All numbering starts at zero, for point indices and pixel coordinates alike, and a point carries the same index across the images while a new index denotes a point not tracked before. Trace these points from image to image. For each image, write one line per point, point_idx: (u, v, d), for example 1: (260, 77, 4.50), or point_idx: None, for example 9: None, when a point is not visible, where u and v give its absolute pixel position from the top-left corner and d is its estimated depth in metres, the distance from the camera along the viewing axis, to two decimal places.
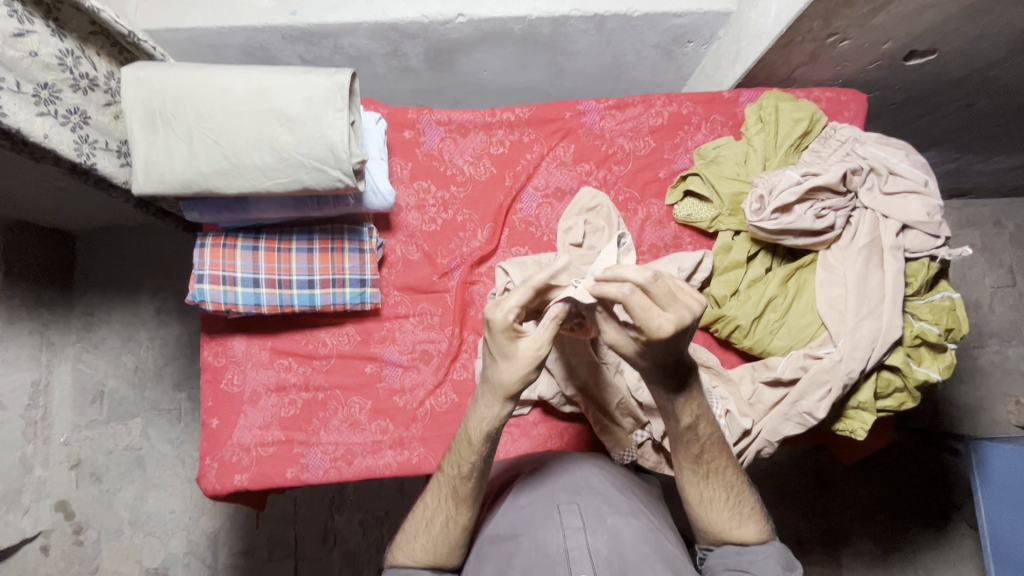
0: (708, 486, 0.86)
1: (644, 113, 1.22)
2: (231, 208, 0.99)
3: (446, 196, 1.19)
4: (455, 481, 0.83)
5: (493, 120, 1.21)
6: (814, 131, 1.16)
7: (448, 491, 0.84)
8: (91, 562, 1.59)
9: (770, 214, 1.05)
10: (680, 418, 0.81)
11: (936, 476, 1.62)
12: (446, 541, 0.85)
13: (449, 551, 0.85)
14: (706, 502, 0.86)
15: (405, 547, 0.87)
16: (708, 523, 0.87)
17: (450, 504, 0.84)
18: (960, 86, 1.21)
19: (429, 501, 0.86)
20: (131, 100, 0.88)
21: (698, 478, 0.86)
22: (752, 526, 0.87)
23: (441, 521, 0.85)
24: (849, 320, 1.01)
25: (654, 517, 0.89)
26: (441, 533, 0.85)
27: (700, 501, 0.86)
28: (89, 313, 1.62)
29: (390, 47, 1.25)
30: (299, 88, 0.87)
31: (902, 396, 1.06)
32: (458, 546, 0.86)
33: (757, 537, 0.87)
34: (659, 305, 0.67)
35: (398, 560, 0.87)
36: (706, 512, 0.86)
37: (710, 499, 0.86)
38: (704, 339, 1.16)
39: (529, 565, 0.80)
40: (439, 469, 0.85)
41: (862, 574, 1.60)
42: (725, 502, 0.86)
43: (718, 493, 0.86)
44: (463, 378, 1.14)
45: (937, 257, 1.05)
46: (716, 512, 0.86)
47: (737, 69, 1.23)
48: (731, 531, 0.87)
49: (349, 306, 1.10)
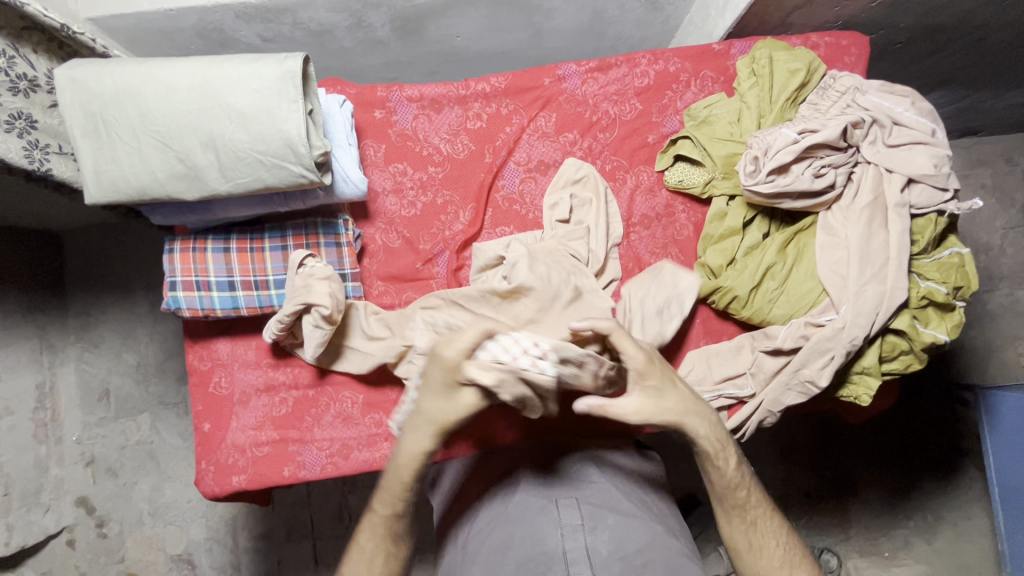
0: (758, 533, 0.88)
1: (629, 73, 1.14)
2: (195, 210, 0.96)
3: (423, 177, 1.13)
4: (385, 517, 0.86)
5: (467, 92, 1.13)
6: (812, 81, 1.08)
7: (382, 529, 0.86)
8: (117, 552, 1.60)
9: (765, 176, 0.98)
10: (724, 468, 0.87)
11: (944, 422, 1.61)
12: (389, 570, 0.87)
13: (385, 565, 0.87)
14: (756, 547, 0.88)
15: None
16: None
17: (387, 539, 0.87)
18: (971, 19, 1.11)
19: (363, 541, 0.87)
20: (69, 104, 0.83)
21: (748, 525, 0.89)
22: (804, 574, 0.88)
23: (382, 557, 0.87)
24: (852, 285, 0.96)
25: (658, 518, 0.90)
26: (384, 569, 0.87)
27: (748, 548, 0.88)
28: (85, 314, 1.58)
29: (353, 19, 1.16)
30: (249, 79, 0.82)
31: (908, 358, 1.01)
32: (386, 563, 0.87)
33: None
34: (656, 386, 0.82)
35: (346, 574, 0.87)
36: (758, 560, 0.88)
37: (761, 546, 0.88)
38: (694, 329, 1.11)
39: (522, 555, 0.81)
40: (371, 509, 0.87)
41: (871, 522, 1.60)
42: (776, 548, 0.88)
43: (768, 538, 0.88)
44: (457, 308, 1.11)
45: (945, 211, 0.99)
46: (768, 560, 0.87)
47: (727, 18, 1.14)
48: None
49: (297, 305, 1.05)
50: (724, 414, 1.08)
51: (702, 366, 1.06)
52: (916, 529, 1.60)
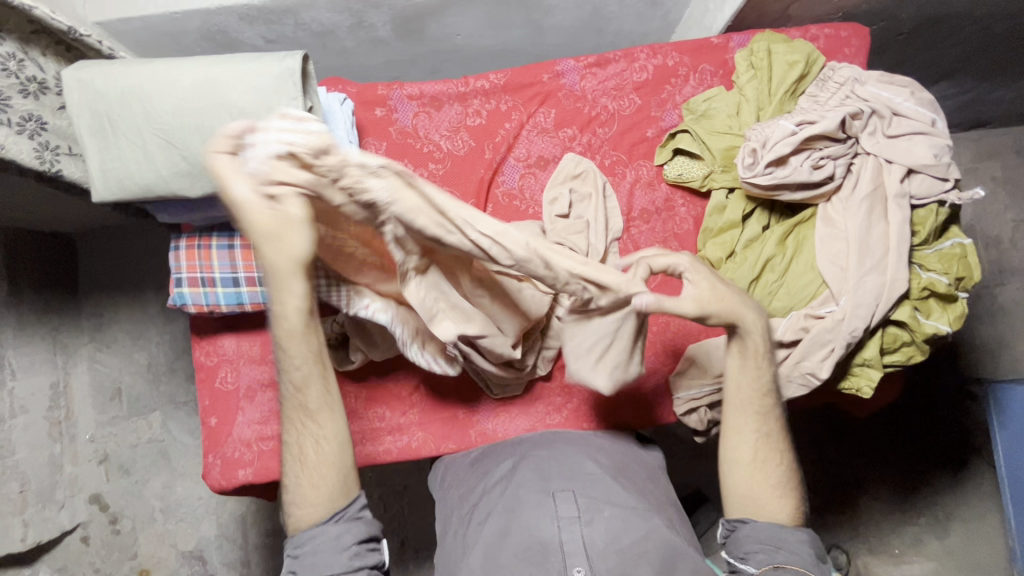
0: (766, 447, 0.92)
1: (627, 68, 1.15)
2: (200, 207, 0.98)
3: (424, 174, 1.14)
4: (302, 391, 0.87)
5: (467, 89, 1.14)
6: (811, 73, 1.08)
7: (300, 413, 0.88)
8: (130, 549, 1.63)
9: (764, 168, 0.99)
10: (755, 376, 0.91)
11: (954, 418, 1.59)
12: (323, 475, 0.89)
13: (326, 475, 0.89)
14: (758, 458, 0.92)
15: (297, 488, 0.89)
16: (749, 485, 0.92)
17: (314, 418, 0.88)
18: (975, 9, 1.10)
19: (293, 436, 0.89)
20: (77, 105, 0.86)
21: (759, 436, 0.92)
22: (789, 505, 0.92)
23: (310, 446, 0.89)
24: (852, 276, 0.96)
25: (657, 507, 0.91)
26: (313, 465, 0.88)
27: (753, 459, 0.92)
28: (98, 314, 1.62)
29: (354, 19, 1.17)
30: (249, 77, 0.84)
31: (911, 350, 1.01)
32: (321, 468, 0.89)
33: (789, 517, 0.92)
34: (711, 287, 0.83)
35: (299, 495, 0.89)
36: (756, 472, 0.92)
37: (762, 459, 0.92)
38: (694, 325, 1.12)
39: (520, 544, 0.84)
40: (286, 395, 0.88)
41: (879, 519, 1.59)
42: (774, 466, 0.92)
43: (769, 454, 0.92)
44: None
45: (946, 202, 0.98)
46: (764, 474, 0.92)
47: (725, 12, 1.14)
48: (770, 498, 0.92)
49: None
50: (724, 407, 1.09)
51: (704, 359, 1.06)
52: (927, 526, 1.58)
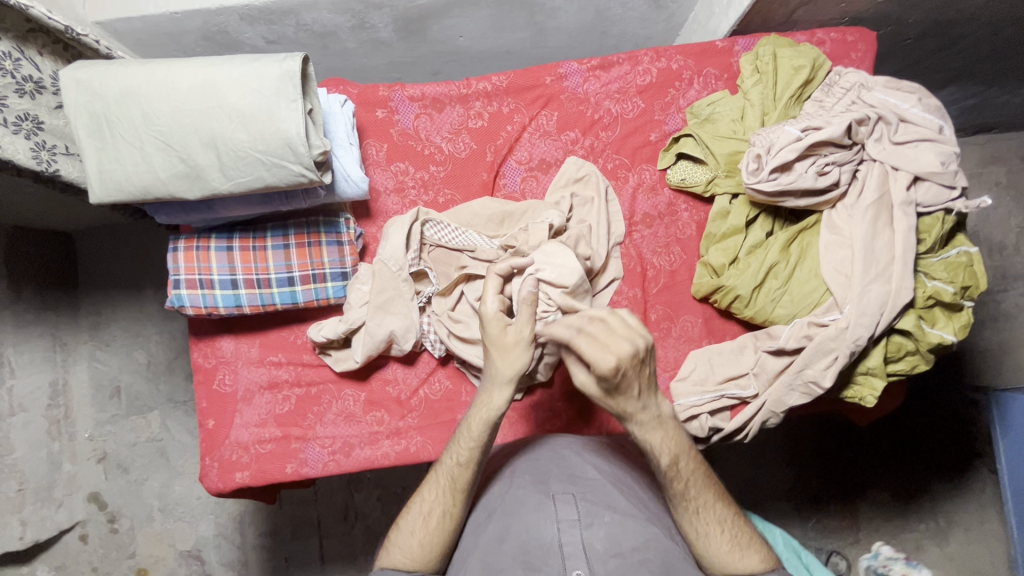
0: (700, 522, 0.85)
1: (631, 71, 1.13)
2: (197, 209, 0.97)
3: (425, 176, 1.13)
4: (453, 474, 0.88)
5: (469, 91, 1.13)
6: (817, 78, 1.07)
7: (445, 482, 0.89)
8: (128, 548, 1.62)
9: (768, 174, 0.97)
10: (661, 458, 0.82)
11: (959, 425, 1.58)
12: (436, 543, 0.87)
13: (436, 554, 0.88)
14: (701, 536, 0.85)
15: (400, 545, 0.88)
16: (713, 562, 0.85)
17: (450, 499, 0.88)
18: (982, 14, 1.09)
19: (426, 495, 0.89)
20: (74, 105, 0.85)
21: (693, 515, 0.85)
22: (753, 557, 0.85)
23: (437, 516, 0.88)
24: (856, 284, 0.95)
25: (653, 514, 0.89)
26: (436, 529, 0.87)
27: (697, 537, 0.85)
28: (97, 313, 1.61)
29: (356, 20, 1.17)
30: (249, 80, 0.83)
31: (915, 359, 1.00)
32: (429, 545, 0.87)
33: (762, 564, 0.86)
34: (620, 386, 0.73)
35: (394, 559, 0.87)
36: (705, 548, 0.85)
37: (707, 534, 0.85)
38: (697, 329, 1.11)
39: (519, 548, 0.82)
40: (440, 460, 0.90)
41: (881, 526, 1.58)
42: (721, 536, 0.85)
43: (712, 528, 0.85)
44: (447, 200, 1.13)
45: (953, 210, 0.97)
46: (715, 545, 0.85)
47: (730, 16, 1.14)
48: (734, 564, 0.84)
49: (280, 306, 1.05)
50: (726, 415, 1.07)
51: (704, 366, 1.07)
52: (928, 532, 1.57)
